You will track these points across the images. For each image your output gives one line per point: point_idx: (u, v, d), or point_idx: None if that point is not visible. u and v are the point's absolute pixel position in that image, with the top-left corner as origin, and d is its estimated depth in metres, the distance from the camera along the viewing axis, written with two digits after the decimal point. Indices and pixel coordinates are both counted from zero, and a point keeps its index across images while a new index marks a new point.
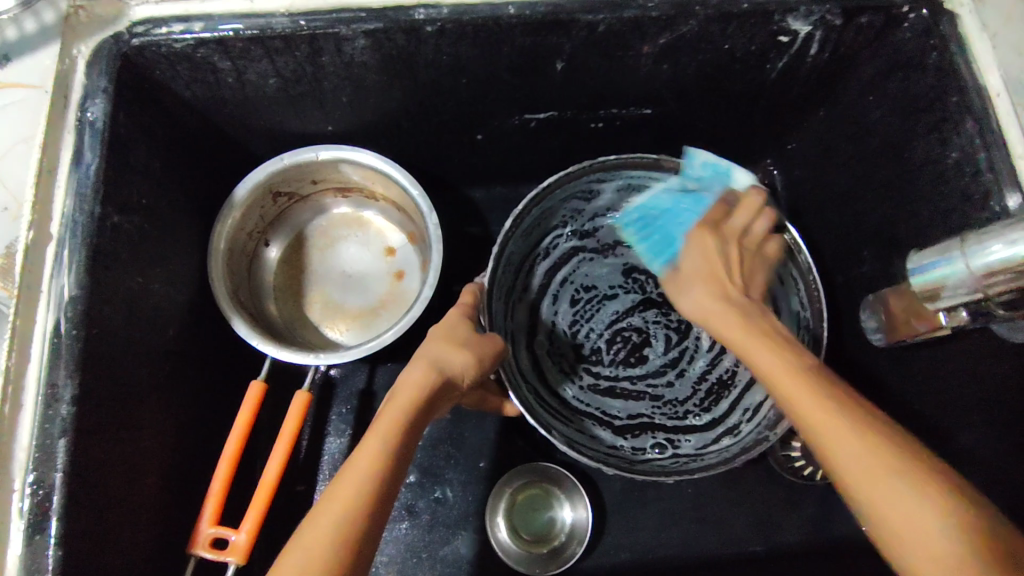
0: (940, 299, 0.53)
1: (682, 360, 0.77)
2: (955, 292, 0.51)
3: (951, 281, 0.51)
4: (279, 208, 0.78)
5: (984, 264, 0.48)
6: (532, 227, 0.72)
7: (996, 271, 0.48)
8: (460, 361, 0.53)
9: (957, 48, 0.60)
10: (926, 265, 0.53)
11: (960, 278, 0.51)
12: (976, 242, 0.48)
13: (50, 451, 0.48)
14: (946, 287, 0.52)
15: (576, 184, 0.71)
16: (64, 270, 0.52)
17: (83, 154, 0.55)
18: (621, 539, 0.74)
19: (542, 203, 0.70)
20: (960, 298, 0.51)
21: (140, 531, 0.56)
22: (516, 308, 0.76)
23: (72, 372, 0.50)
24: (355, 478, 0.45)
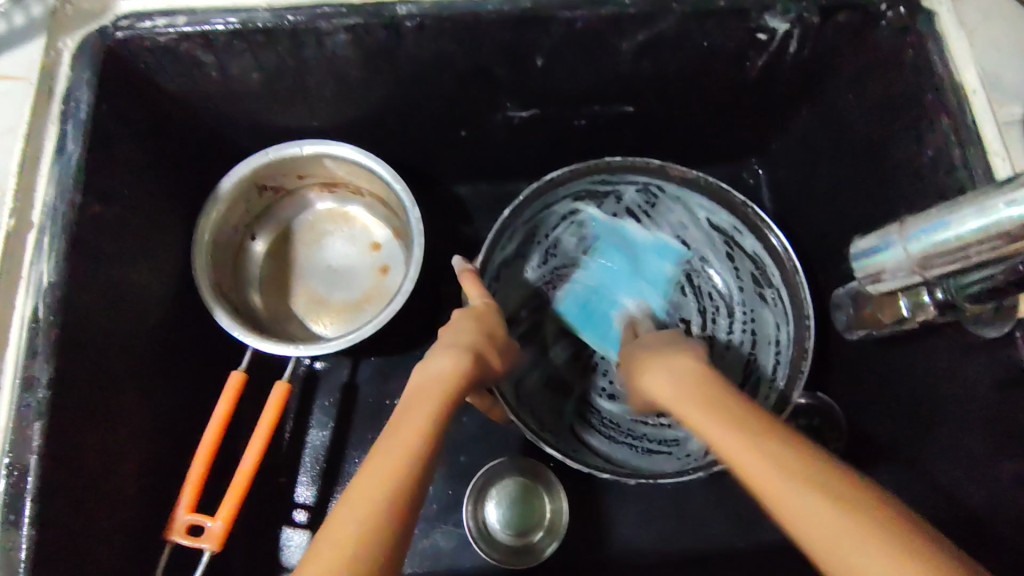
0: (882, 283, 0.53)
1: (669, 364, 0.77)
2: (895, 275, 0.51)
3: (889, 263, 0.51)
4: (265, 202, 0.79)
5: (919, 246, 0.48)
6: (525, 225, 0.72)
7: (932, 254, 0.48)
8: (494, 361, 0.59)
9: (933, 46, 0.60)
10: (869, 250, 0.53)
11: (898, 261, 0.51)
12: (912, 225, 0.49)
13: (26, 434, 0.49)
14: (884, 270, 0.52)
15: (579, 182, 0.72)
16: (43, 256, 0.53)
17: (65, 144, 0.56)
18: (600, 534, 0.75)
19: (542, 197, 0.71)
20: (899, 282, 0.52)
21: (116, 517, 0.56)
22: (508, 304, 0.77)
23: (49, 356, 0.51)
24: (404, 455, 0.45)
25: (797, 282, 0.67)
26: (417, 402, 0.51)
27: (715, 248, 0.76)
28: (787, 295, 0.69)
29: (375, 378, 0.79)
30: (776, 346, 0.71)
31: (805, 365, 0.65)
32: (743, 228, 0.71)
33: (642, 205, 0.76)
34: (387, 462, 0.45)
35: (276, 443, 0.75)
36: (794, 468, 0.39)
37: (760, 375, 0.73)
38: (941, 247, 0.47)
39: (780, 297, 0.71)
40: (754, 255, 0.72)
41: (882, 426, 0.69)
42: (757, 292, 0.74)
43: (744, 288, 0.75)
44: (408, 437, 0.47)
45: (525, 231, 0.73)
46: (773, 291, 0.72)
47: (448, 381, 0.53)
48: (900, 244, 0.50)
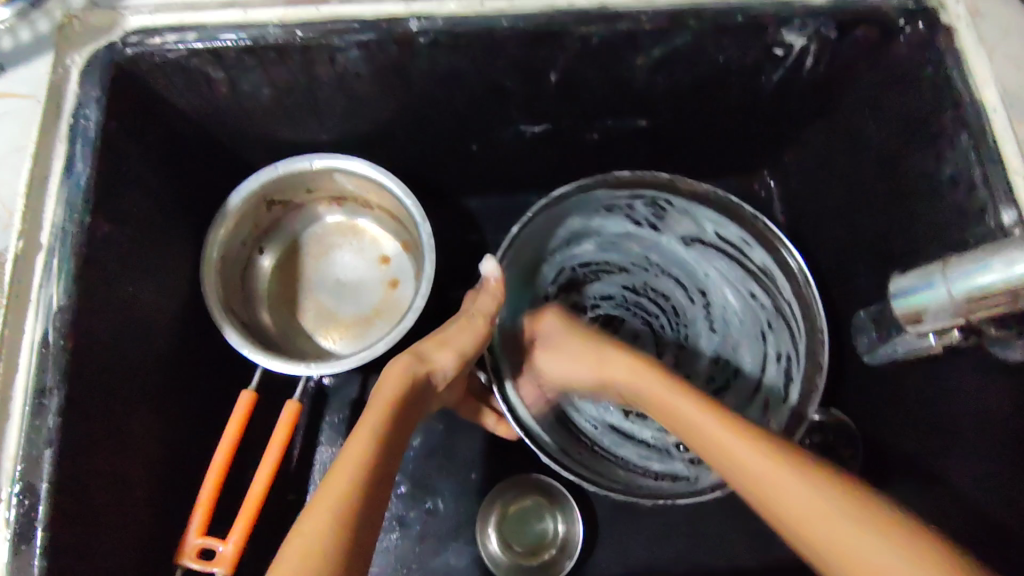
0: (922, 323, 0.53)
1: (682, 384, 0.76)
2: (937, 317, 0.51)
3: (931, 305, 0.51)
4: (273, 216, 0.78)
5: (965, 290, 0.48)
6: (531, 243, 0.73)
7: (977, 297, 0.47)
8: (445, 361, 0.58)
9: (953, 62, 0.59)
10: (909, 289, 0.52)
11: (941, 303, 0.50)
12: (954, 266, 0.49)
13: (37, 461, 0.48)
14: (926, 311, 0.51)
15: (585, 200, 0.72)
16: (53, 279, 0.52)
17: (75, 164, 0.55)
18: (612, 552, 0.74)
19: (548, 214, 0.72)
20: (941, 324, 0.51)
21: (126, 541, 0.55)
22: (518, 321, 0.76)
23: (60, 380, 0.50)
24: (349, 471, 0.47)
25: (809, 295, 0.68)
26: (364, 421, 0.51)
27: (726, 262, 0.75)
28: (799, 307, 0.69)
29: None
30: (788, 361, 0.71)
31: (822, 380, 0.66)
32: (752, 240, 0.72)
33: (655, 218, 0.76)
34: (335, 480, 0.47)
35: (286, 460, 0.75)
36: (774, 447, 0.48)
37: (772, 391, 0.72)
38: (986, 291, 0.46)
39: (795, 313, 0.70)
40: (764, 268, 0.72)
41: (896, 445, 0.68)
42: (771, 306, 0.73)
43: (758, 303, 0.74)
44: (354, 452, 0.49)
45: (534, 245, 0.74)
46: (784, 306, 0.72)
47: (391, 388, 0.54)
48: (943, 286, 0.49)
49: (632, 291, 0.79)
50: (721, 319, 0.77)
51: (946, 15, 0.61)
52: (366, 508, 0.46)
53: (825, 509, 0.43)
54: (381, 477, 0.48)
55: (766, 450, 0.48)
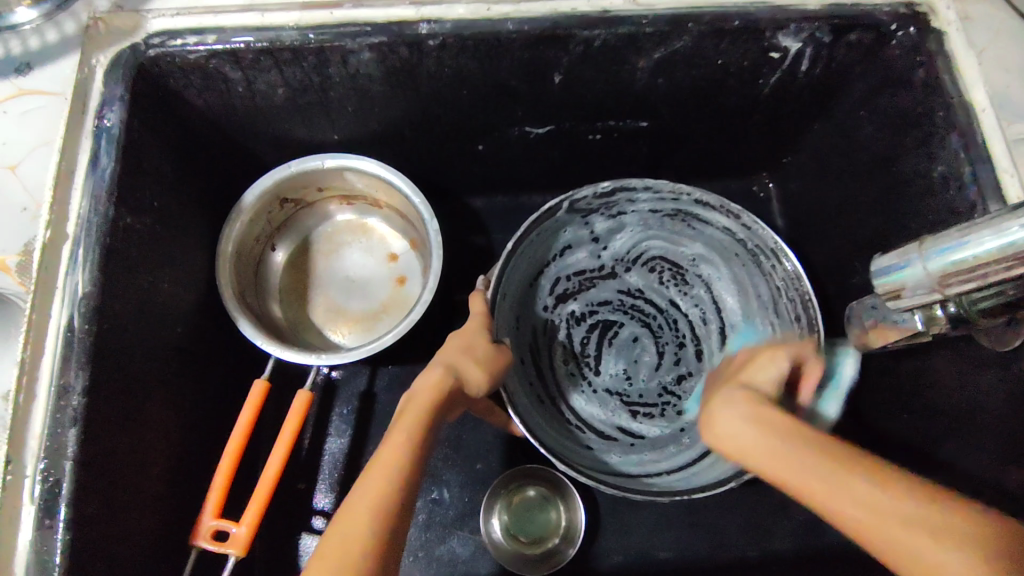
0: (902, 299, 0.53)
1: (682, 380, 0.79)
2: (915, 293, 0.51)
3: (909, 282, 0.50)
4: (286, 214, 0.80)
5: (942, 267, 0.47)
6: (532, 248, 0.76)
7: (953, 272, 0.47)
8: (473, 375, 0.60)
9: (942, 66, 0.62)
10: (888, 268, 0.52)
11: (918, 279, 0.50)
12: (931, 243, 0.48)
13: (61, 441, 0.50)
14: (904, 288, 0.51)
15: (580, 206, 0.75)
16: (78, 267, 0.54)
17: (99, 158, 0.57)
18: (614, 542, 0.75)
19: (545, 224, 0.74)
20: (919, 299, 0.51)
21: (146, 522, 0.57)
22: (522, 324, 0.79)
23: (83, 364, 0.52)
24: (385, 474, 0.50)
25: (802, 289, 0.70)
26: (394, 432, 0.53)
27: (714, 259, 0.79)
28: (796, 302, 0.72)
29: (392, 387, 0.80)
30: None
31: (819, 364, 0.68)
32: (748, 235, 0.73)
33: (644, 221, 0.79)
34: (372, 480, 0.49)
35: (295, 450, 0.76)
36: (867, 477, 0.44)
37: None
38: (963, 266, 0.46)
39: (792, 306, 0.72)
40: (760, 261, 0.74)
41: None
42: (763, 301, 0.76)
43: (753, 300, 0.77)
44: (389, 457, 0.51)
45: (535, 253, 0.77)
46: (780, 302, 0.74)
47: (426, 399, 0.55)
48: (920, 264, 0.49)
49: (628, 294, 0.82)
50: (715, 317, 0.80)
51: (936, 19, 0.63)
52: (400, 514, 0.49)
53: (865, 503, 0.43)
54: (413, 481, 0.51)
55: (856, 477, 0.44)
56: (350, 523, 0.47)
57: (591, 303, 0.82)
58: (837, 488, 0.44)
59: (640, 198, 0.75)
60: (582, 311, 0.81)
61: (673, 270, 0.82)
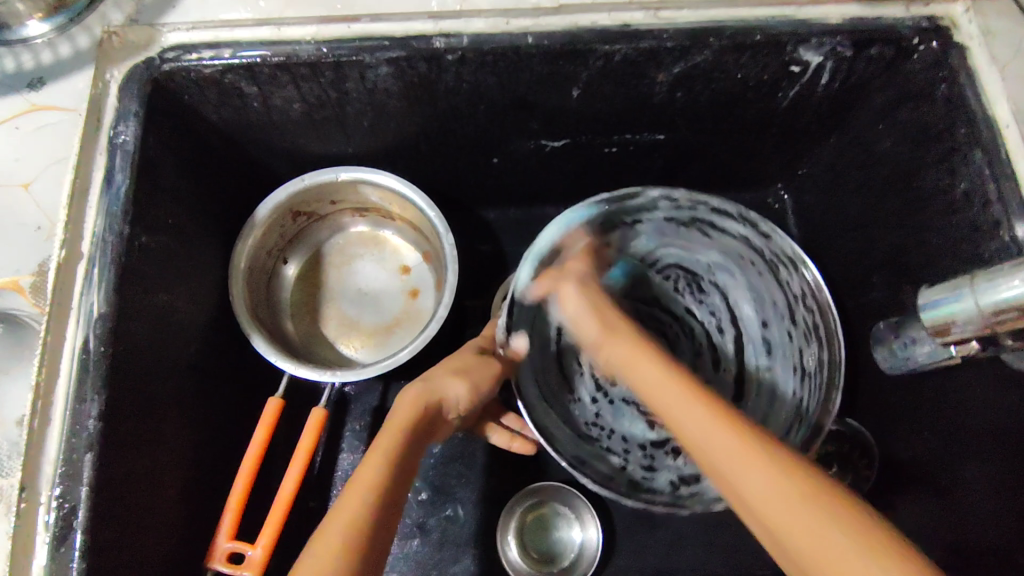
0: (951, 334, 0.53)
1: (700, 387, 0.75)
2: (964, 327, 0.51)
3: (958, 315, 0.51)
4: (299, 226, 0.80)
5: (992, 300, 0.48)
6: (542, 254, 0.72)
7: (1003, 310, 0.48)
8: (455, 389, 0.60)
9: (966, 81, 0.61)
10: (937, 300, 0.53)
11: (969, 314, 0.51)
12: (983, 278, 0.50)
13: (77, 465, 0.49)
14: (953, 322, 0.52)
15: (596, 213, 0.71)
16: (93, 288, 0.53)
17: (114, 175, 0.56)
18: (629, 560, 0.74)
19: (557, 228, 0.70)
20: (966, 334, 0.52)
21: (160, 545, 0.56)
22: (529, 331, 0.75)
23: (99, 387, 0.51)
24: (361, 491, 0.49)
25: (822, 295, 0.67)
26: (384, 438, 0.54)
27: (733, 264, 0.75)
28: (817, 311, 0.68)
29: None
30: (803, 366, 0.70)
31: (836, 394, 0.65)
32: (767, 243, 0.71)
33: (661, 230, 0.74)
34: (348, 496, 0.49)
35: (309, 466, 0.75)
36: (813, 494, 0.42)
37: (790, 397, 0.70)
38: (1011, 304, 0.47)
39: (810, 315, 0.69)
40: (778, 270, 0.71)
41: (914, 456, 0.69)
42: (784, 310, 0.72)
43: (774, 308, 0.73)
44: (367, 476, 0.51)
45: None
46: (802, 312, 0.70)
47: (405, 418, 0.56)
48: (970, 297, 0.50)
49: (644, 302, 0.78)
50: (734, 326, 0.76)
51: (959, 35, 0.63)
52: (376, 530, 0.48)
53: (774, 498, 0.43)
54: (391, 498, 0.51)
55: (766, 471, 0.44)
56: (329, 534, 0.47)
57: None
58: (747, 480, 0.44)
59: (658, 206, 0.71)
60: None
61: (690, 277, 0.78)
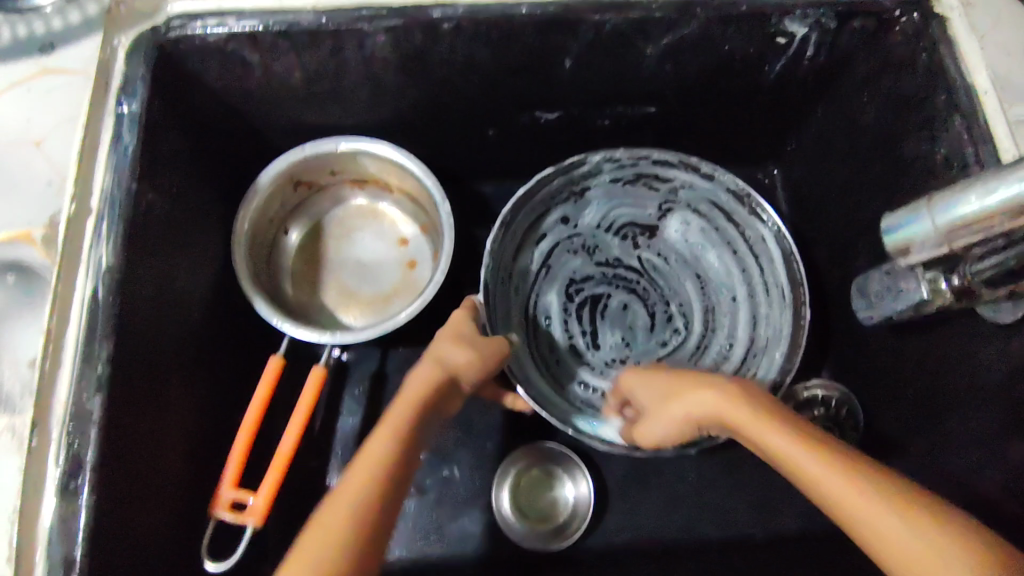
0: (911, 254, 0.53)
1: (677, 334, 0.83)
2: (924, 247, 0.51)
3: (917, 237, 0.51)
4: (298, 197, 0.82)
5: (948, 219, 0.48)
6: (515, 232, 0.81)
7: (960, 226, 0.48)
8: (463, 359, 0.60)
9: (946, 50, 0.63)
10: (896, 224, 0.52)
11: (928, 235, 0.50)
12: (939, 198, 0.49)
13: (86, 407, 0.51)
14: (913, 244, 0.51)
15: (550, 185, 0.81)
16: (102, 241, 0.55)
17: (122, 136, 0.58)
18: (622, 521, 0.76)
19: (522, 206, 0.80)
20: (929, 253, 0.51)
21: (165, 491, 0.58)
22: (512, 307, 0.81)
23: (108, 333, 0.53)
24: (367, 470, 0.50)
25: (783, 236, 0.77)
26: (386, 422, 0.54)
27: (682, 216, 0.85)
28: (775, 247, 0.78)
29: (403, 369, 0.81)
30: (774, 292, 0.79)
31: (805, 310, 0.74)
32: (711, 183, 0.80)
33: (608, 192, 0.84)
34: (355, 474, 0.50)
35: (308, 430, 0.77)
36: (894, 500, 0.44)
37: (763, 328, 0.79)
38: (968, 220, 0.47)
39: (765, 242, 0.79)
40: (724, 207, 0.81)
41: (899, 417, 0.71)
42: (740, 248, 0.82)
43: (732, 248, 0.82)
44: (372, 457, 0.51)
45: (521, 235, 0.82)
46: (756, 247, 0.80)
47: (410, 398, 0.56)
48: (927, 217, 0.49)
49: (608, 266, 0.85)
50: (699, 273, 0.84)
51: (939, 6, 0.65)
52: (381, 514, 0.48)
53: (890, 524, 0.43)
54: (397, 481, 0.51)
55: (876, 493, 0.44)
56: (334, 515, 0.47)
57: (574, 280, 0.84)
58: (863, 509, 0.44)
59: (602, 169, 0.81)
60: (569, 289, 0.84)
61: (645, 234, 0.86)
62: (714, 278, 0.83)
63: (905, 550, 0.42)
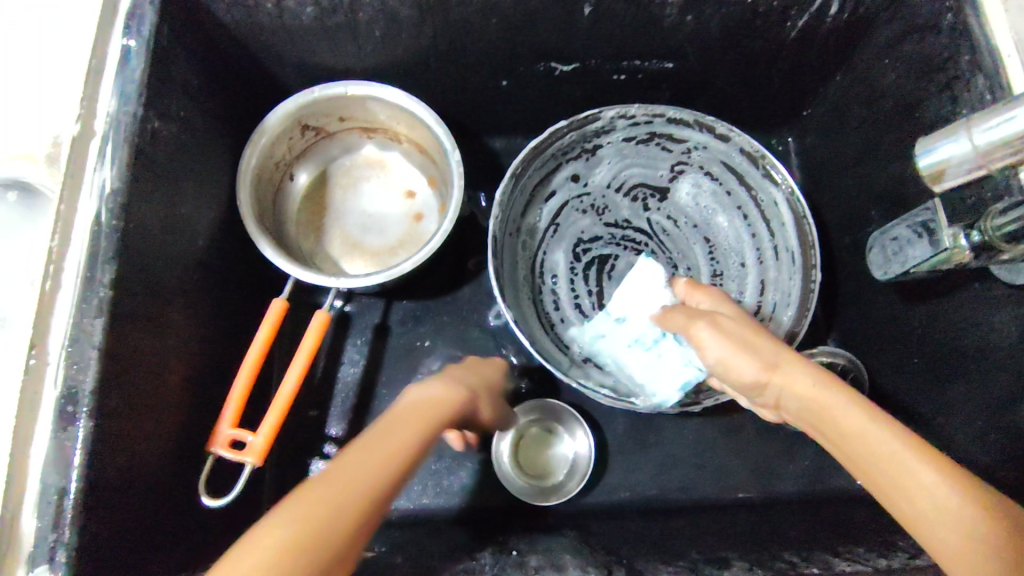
0: (942, 182, 0.53)
1: None
2: (960, 170, 0.51)
3: (954, 160, 0.51)
4: (306, 142, 0.80)
5: (994, 134, 0.49)
6: (523, 189, 0.78)
7: (1000, 144, 0.49)
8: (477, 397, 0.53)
9: (970, 10, 0.61)
10: (932, 145, 0.52)
11: (964, 156, 0.51)
12: (980, 117, 0.50)
13: (87, 329, 0.50)
14: (948, 167, 0.52)
15: (562, 140, 0.78)
16: (107, 164, 0.54)
17: (130, 59, 0.57)
18: (620, 479, 0.76)
19: (532, 161, 0.77)
20: (964, 178, 0.52)
21: (164, 424, 0.57)
22: (518, 264, 0.80)
23: (111, 257, 0.52)
24: (386, 463, 0.39)
25: (798, 202, 0.75)
26: (410, 415, 0.44)
27: (695, 178, 0.83)
28: (789, 212, 0.76)
29: (406, 321, 0.80)
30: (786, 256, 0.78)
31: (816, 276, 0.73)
32: (728, 145, 0.78)
33: (620, 150, 0.82)
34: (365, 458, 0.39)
35: (309, 377, 0.77)
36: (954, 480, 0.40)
37: (773, 292, 0.78)
38: (1011, 136, 0.48)
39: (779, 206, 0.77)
40: (739, 170, 0.80)
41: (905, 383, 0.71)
42: (752, 212, 0.80)
43: (744, 211, 0.81)
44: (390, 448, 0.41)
45: (530, 192, 0.80)
46: (769, 210, 0.79)
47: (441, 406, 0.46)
48: (967, 136, 0.50)
49: (616, 227, 0.84)
50: (709, 237, 0.83)
51: None
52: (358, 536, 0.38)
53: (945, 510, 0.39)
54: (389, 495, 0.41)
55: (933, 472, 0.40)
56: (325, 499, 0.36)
57: (582, 240, 0.83)
58: (924, 483, 0.40)
59: (616, 126, 0.78)
60: (576, 248, 0.83)
61: (655, 197, 0.85)
62: (724, 242, 0.83)
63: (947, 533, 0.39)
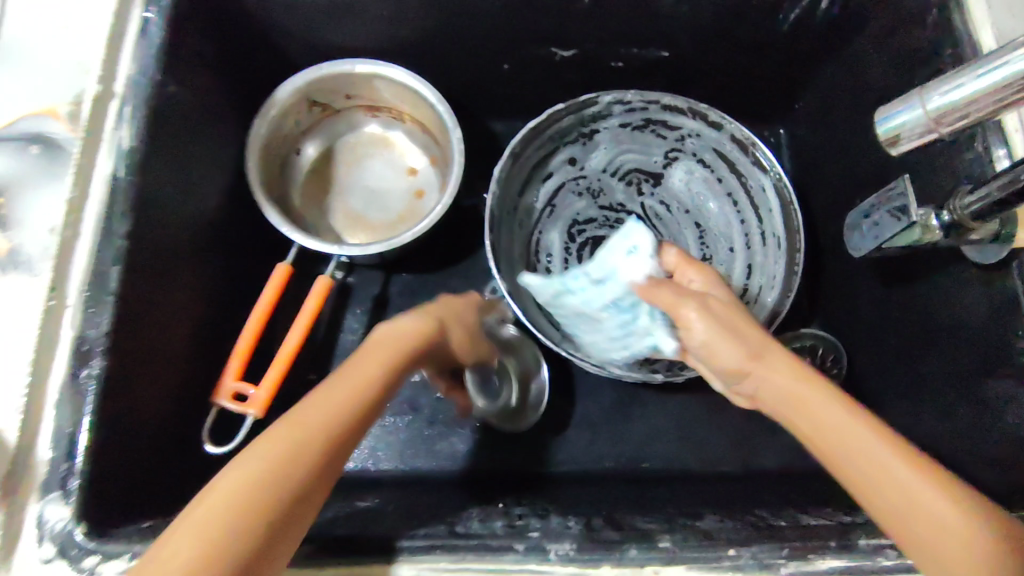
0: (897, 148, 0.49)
1: None
2: (910, 139, 0.47)
3: (906, 128, 0.47)
4: (313, 118, 0.83)
5: (947, 101, 0.44)
6: (521, 167, 0.82)
7: (960, 108, 0.44)
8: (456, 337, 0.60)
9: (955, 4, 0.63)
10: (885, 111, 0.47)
11: (918, 123, 0.46)
12: (932, 82, 0.45)
13: (103, 277, 0.53)
14: (900, 135, 0.47)
15: (561, 124, 0.81)
16: (123, 124, 0.57)
17: (148, 27, 0.60)
18: (606, 450, 0.79)
19: (530, 142, 0.80)
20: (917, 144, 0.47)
21: (169, 373, 0.60)
22: (514, 241, 0.83)
23: (127, 211, 0.55)
24: (353, 398, 0.43)
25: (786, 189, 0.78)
26: (372, 351, 0.48)
27: (688, 165, 0.86)
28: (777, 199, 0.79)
29: (404, 292, 0.83)
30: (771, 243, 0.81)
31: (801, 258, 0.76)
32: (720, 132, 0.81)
33: (616, 136, 0.85)
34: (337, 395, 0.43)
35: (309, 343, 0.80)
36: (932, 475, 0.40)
37: (758, 276, 0.81)
38: (964, 103, 0.44)
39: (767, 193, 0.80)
40: (729, 157, 0.83)
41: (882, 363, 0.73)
42: (742, 199, 0.83)
43: (733, 198, 0.84)
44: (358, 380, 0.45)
45: (528, 171, 0.83)
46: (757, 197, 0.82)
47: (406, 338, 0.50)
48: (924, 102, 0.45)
49: (610, 209, 0.87)
50: (700, 222, 0.86)
51: None
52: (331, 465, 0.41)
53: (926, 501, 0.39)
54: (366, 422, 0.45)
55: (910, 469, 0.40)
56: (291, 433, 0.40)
57: (577, 221, 0.86)
58: (900, 479, 0.40)
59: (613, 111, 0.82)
60: (571, 229, 0.86)
61: (649, 182, 0.87)
62: (714, 227, 0.85)
63: (930, 525, 0.39)
